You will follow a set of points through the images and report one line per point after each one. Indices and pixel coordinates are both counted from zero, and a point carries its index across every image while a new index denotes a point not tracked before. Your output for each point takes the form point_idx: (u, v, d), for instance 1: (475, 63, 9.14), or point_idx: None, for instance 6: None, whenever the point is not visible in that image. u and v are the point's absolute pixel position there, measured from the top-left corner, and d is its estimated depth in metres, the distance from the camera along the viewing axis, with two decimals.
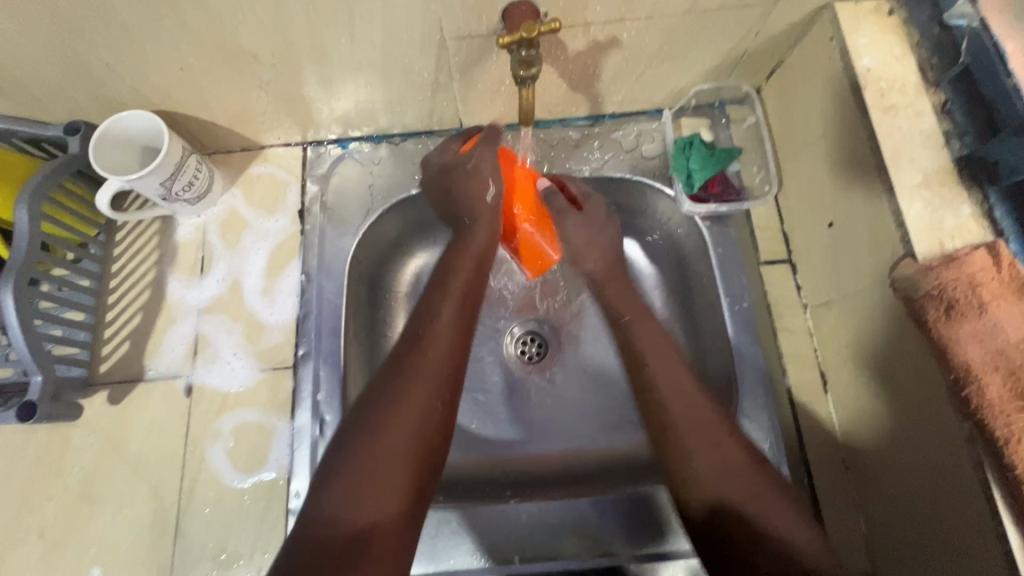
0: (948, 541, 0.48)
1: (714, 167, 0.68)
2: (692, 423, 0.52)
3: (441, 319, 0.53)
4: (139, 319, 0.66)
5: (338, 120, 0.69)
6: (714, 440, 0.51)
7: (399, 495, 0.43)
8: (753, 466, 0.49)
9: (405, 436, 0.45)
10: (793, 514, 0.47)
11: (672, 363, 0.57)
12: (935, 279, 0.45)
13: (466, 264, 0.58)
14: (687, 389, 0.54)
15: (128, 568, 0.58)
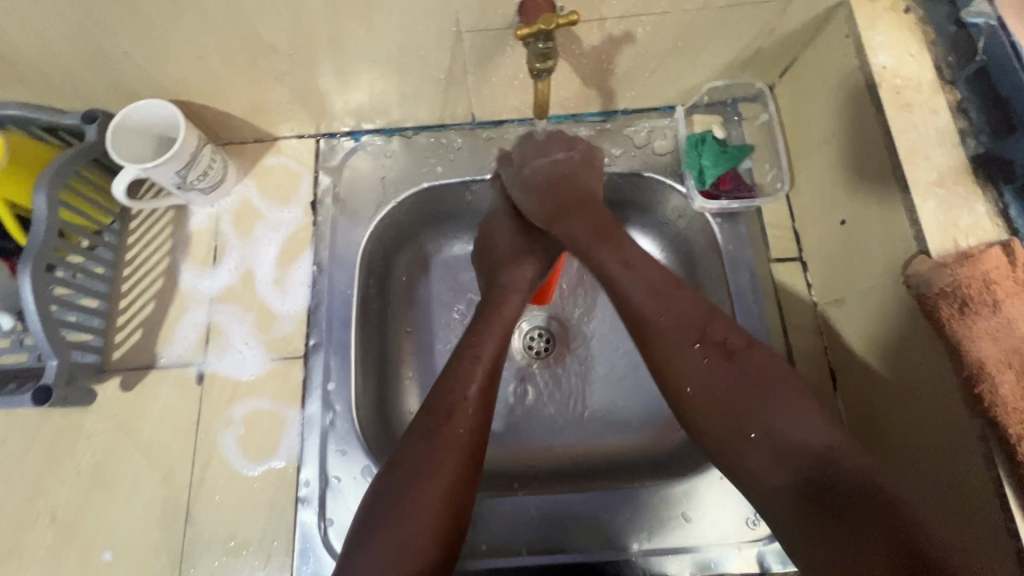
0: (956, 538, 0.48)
1: (726, 164, 0.68)
2: (664, 330, 0.51)
3: (472, 394, 0.53)
4: (152, 307, 0.67)
5: (352, 112, 0.69)
6: (693, 339, 0.50)
7: (428, 557, 0.44)
8: (741, 362, 0.48)
9: (427, 524, 0.45)
10: (799, 409, 0.45)
11: (641, 265, 0.54)
12: (950, 277, 0.45)
13: (499, 328, 0.59)
14: (669, 296, 0.52)
15: (138, 552, 0.59)
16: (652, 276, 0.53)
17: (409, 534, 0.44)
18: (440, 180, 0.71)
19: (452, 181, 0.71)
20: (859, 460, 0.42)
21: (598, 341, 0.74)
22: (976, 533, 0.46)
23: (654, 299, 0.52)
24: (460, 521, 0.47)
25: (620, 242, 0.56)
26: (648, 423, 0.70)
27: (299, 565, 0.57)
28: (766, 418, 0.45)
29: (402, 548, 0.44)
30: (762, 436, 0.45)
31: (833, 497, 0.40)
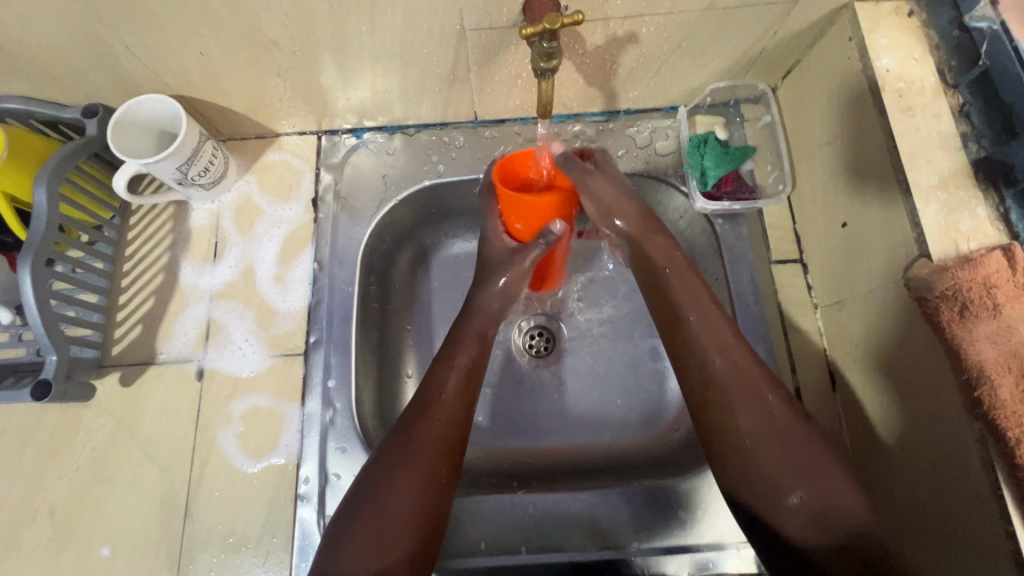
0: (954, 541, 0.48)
1: (728, 165, 0.69)
2: (733, 382, 0.50)
3: (449, 391, 0.54)
4: (151, 303, 0.67)
5: (354, 110, 0.69)
6: (759, 395, 0.49)
7: (404, 546, 0.45)
8: (799, 425, 0.48)
9: (405, 511, 0.46)
10: (848, 486, 0.45)
11: (714, 317, 0.54)
12: (950, 280, 0.46)
13: (475, 336, 0.59)
14: (738, 353, 0.52)
15: (136, 548, 0.59)
16: (726, 336, 0.53)
17: (386, 519, 0.46)
18: (441, 178, 0.71)
19: (454, 179, 0.71)
20: (893, 539, 0.42)
21: (597, 340, 0.74)
22: (974, 536, 0.46)
23: (724, 352, 0.52)
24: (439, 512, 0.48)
25: (693, 296, 0.56)
26: (647, 424, 0.70)
27: (297, 563, 0.57)
28: (818, 486, 0.45)
29: (379, 533, 0.45)
30: (804, 502, 0.45)
31: (859, 568, 0.41)
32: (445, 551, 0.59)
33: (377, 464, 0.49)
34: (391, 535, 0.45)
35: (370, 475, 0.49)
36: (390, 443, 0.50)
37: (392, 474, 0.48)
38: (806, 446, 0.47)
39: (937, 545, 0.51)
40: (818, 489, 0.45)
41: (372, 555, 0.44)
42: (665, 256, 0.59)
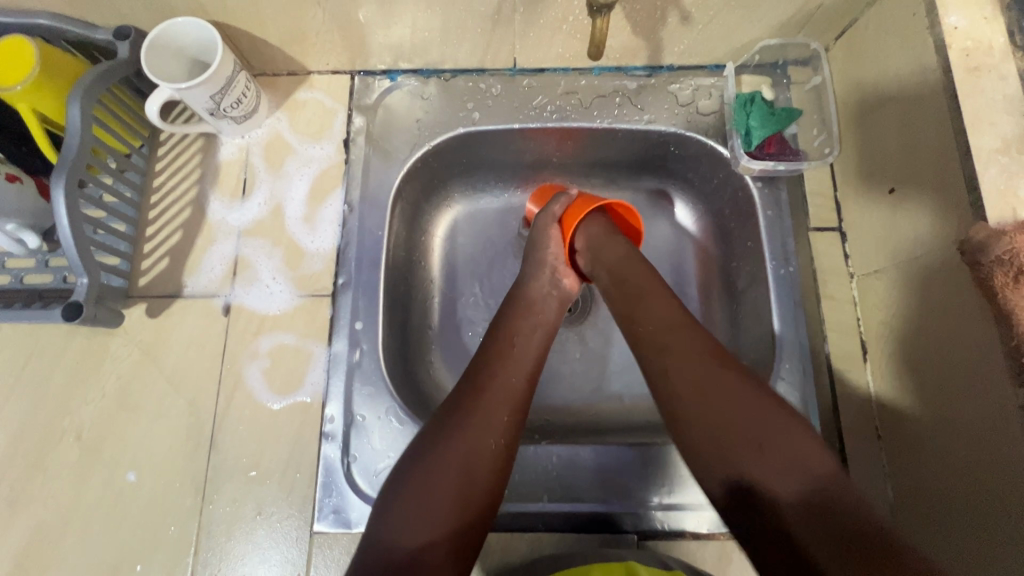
0: (986, 508, 0.48)
1: (773, 126, 0.66)
2: (681, 353, 0.49)
3: (503, 369, 0.53)
4: (178, 236, 0.66)
5: (390, 49, 0.67)
6: (684, 344, 0.49)
7: (450, 514, 0.45)
8: (745, 394, 0.46)
9: (449, 484, 0.46)
10: (791, 436, 0.43)
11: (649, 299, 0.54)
12: (1008, 245, 0.44)
13: (537, 318, 0.59)
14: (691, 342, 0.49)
15: (160, 475, 0.59)
16: (636, 271, 0.56)
17: (432, 484, 0.46)
18: (476, 126, 0.70)
19: (490, 128, 0.70)
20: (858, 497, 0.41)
21: None
22: (1006, 504, 0.46)
23: (673, 335, 0.50)
24: (491, 492, 0.48)
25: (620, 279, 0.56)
26: None
27: (321, 498, 0.58)
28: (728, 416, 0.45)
29: (427, 501, 0.45)
30: (738, 426, 0.45)
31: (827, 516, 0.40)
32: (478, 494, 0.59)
33: (431, 434, 0.49)
34: (436, 504, 0.45)
35: (420, 445, 0.49)
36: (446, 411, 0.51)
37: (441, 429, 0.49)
38: (737, 424, 0.45)
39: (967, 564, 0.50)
40: (721, 433, 0.45)
41: (423, 515, 0.45)
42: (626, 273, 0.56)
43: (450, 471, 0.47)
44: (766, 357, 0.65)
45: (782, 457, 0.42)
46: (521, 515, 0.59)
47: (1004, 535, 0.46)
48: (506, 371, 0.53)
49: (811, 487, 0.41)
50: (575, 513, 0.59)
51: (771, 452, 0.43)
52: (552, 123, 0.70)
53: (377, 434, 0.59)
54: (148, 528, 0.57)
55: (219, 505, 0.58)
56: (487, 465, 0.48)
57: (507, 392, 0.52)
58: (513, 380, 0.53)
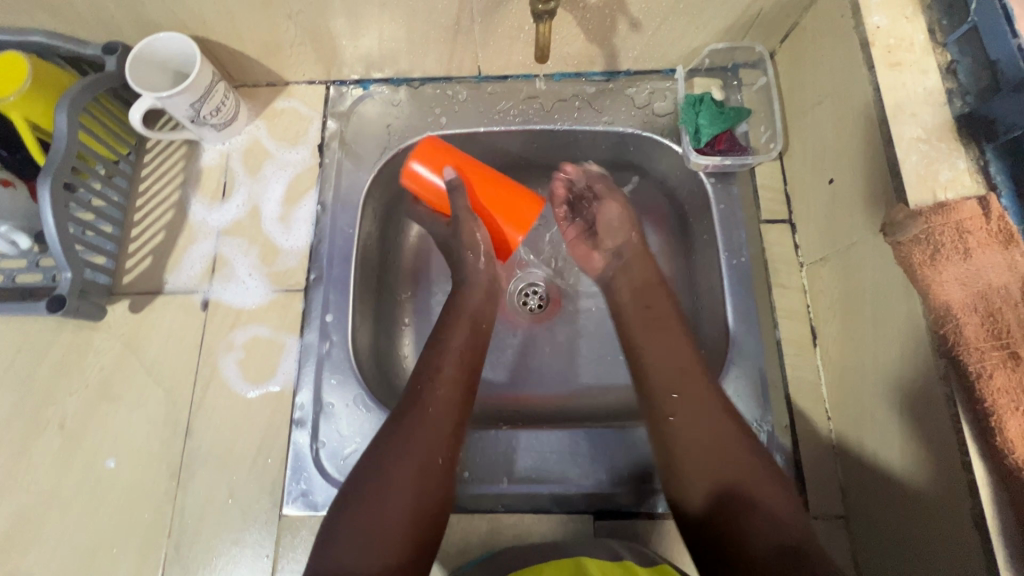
0: (916, 477, 0.50)
1: (722, 124, 0.69)
2: (688, 407, 0.54)
3: (442, 377, 0.58)
4: (161, 237, 0.70)
5: (361, 59, 0.72)
6: (688, 386, 0.56)
7: (400, 528, 0.49)
8: (737, 442, 0.52)
9: (402, 503, 0.49)
10: (774, 486, 0.49)
11: (670, 348, 0.59)
12: (924, 225, 0.47)
13: (466, 325, 0.63)
14: (693, 380, 0.56)
15: (138, 461, 0.62)
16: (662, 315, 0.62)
17: (383, 503, 0.49)
18: (443, 130, 0.74)
19: (456, 132, 0.74)
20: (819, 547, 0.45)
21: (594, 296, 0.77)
22: (929, 476, 0.48)
23: (680, 379, 0.56)
24: (439, 500, 0.52)
25: (646, 317, 0.62)
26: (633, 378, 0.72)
27: (290, 482, 0.61)
28: (724, 451, 0.51)
29: (377, 520, 0.48)
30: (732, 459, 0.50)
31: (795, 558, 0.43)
32: None
33: (377, 452, 0.52)
34: (387, 521, 0.48)
35: (367, 462, 0.52)
36: (390, 429, 0.54)
37: (388, 446, 0.52)
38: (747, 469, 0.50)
39: (904, 532, 0.52)
40: (709, 472, 0.50)
41: (377, 535, 0.47)
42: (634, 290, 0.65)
43: (399, 489, 0.50)
44: (721, 343, 0.67)
45: (764, 505, 0.48)
46: (481, 497, 0.62)
47: (929, 502, 0.48)
48: (441, 385, 0.57)
49: (778, 515, 0.47)
50: (533, 494, 0.61)
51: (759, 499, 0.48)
52: (515, 126, 0.74)
53: (345, 420, 0.62)
54: (124, 512, 0.60)
55: (192, 489, 0.61)
56: (434, 479, 0.52)
57: (444, 404, 0.56)
58: (448, 394, 0.57)
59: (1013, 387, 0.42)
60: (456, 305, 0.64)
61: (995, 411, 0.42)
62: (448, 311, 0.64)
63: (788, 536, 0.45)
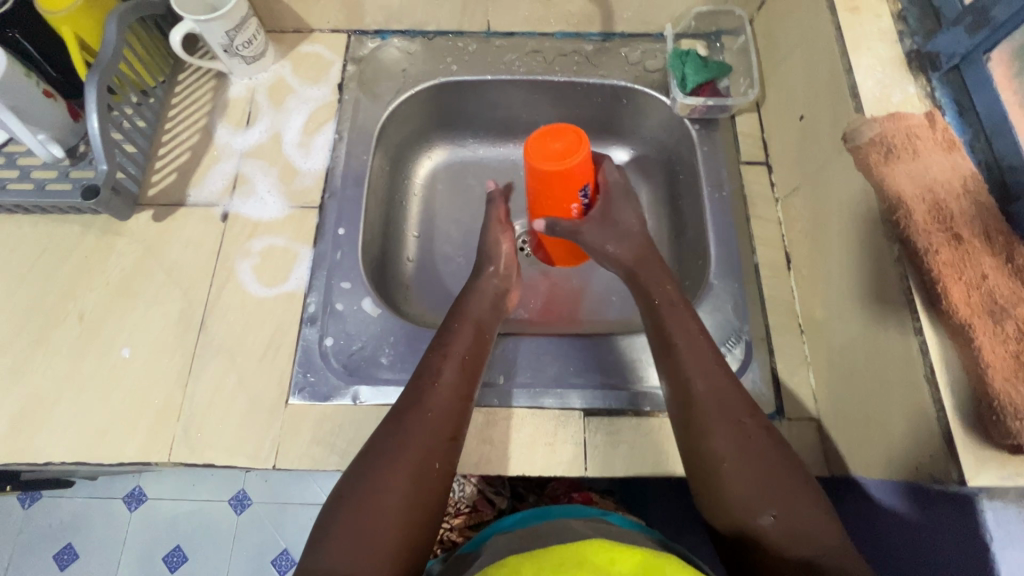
0: (880, 376, 0.54)
1: (706, 75, 0.77)
2: (717, 412, 0.54)
3: (442, 380, 0.57)
4: (187, 156, 0.75)
5: (382, 9, 0.79)
6: (715, 384, 0.55)
7: (392, 534, 0.47)
8: (771, 460, 0.50)
9: (395, 506, 0.48)
10: (806, 506, 0.48)
11: (692, 338, 0.59)
12: (879, 129, 0.54)
13: (470, 330, 0.63)
14: (712, 371, 0.56)
15: (154, 352, 0.65)
16: (677, 297, 0.63)
17: (375, 502, 0.48)
18: (453, 76, 0.81)
19: (466, 79, 0.81)
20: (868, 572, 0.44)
21: None
22: (891, 371, 0.52)
23: (703, 377, 0.56)
24: (432, 503, 0.51)
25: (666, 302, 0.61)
26: (616, 314, 0.80)
27: (298, 374, 0.64)
28: (751, 465, 0.50)
29: (368, 522, 0.47)
30: (760, 475, 0.50)
31: None
32: None
33: (371, 452, 0.52)
34: (378, 525, 0.47)
35: (362, 462, 0.51)
36: (388, 427, 0.53)
37: (383, 448, 0.51)
38: (772, 485, 0.49)
39: (871, 418, 0.56)
40: (741, 481, 0.50)
41: (367, 540, 0.46)
42: (654, 284, 0.64)
43: (397, 487, 0.49)
44: (704, 269, 0.73)
45: (796, 527, 0.46)
46: (483, 394, 0.64)
47: (894, 386, 0.52)
48: (441, 391, 0.56)
49: (811, 541, 0.45)
50: (532, 391, 0.65)
51: (788, 521, 0.47)
52: (520, 76, 0.81)
53: (353, 319, 0.67)
54: (136, 397, 0.63)
55: (203, 378, 0.63)
56: (429, 482, 0.51)
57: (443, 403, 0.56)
58: (449, 398, 0.56)
59: (954, 261, 0.47)
60: (460, 314, 0.65)
61: (942, 280, 0.47)
62: (453, 316, 0.65)
63: (809, 555, 0.45)
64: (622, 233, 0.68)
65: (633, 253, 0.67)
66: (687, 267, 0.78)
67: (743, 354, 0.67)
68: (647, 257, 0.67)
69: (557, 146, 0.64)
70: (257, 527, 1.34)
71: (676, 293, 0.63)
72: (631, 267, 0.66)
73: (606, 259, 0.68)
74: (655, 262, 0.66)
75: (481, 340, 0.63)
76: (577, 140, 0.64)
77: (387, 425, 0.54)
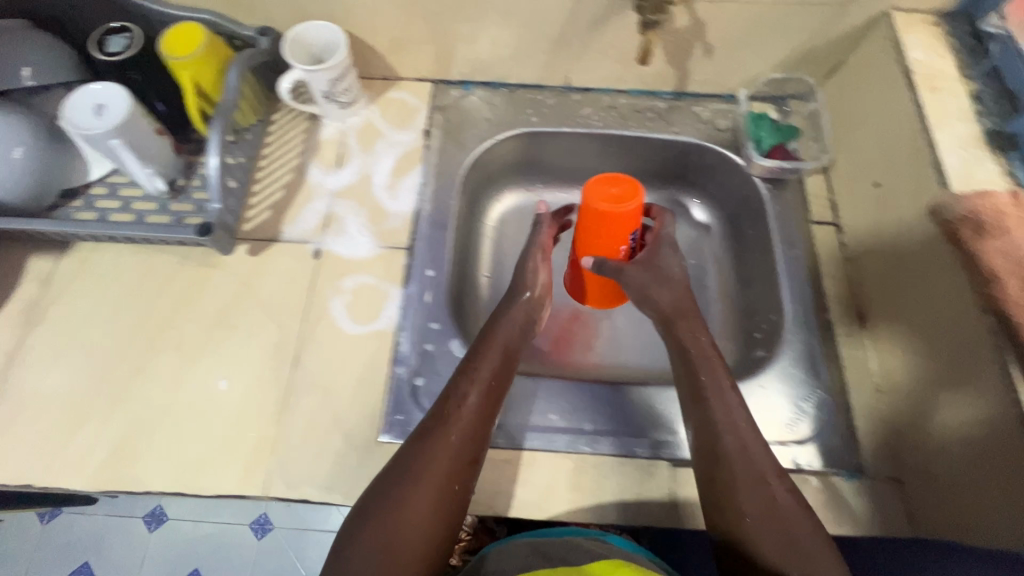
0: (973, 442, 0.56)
1: (779, 139, 0.82)
2: (743, 459, 0.56)
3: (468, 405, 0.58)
4: (281, 194, 0.78)
5: (470, 63, 0.84)
6: (732, 428, 0.58)
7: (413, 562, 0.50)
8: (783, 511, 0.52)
9: (417, 534, 0.51)
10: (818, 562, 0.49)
11: (722, 385, 0.60)
12: (967, 205, 0.57)
13: (498, 351, 0.63)
14: (731, 417, 0.58)
15: (250, 385, 0.66)
16: (712, 347, 0.64)
17: (396, 528, 0.50)
18: (533, 127, 0.85)
19: (545, 130, 0.85)
20: None
21: None
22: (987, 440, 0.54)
23: (728, 425, 0.58)
24: (449, 530, 0.53)
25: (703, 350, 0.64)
26: None
27: (390, 413, 0.65)
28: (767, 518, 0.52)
29: (389, 547, 0.50)
30: (766, 524, 0.52)
31: None
32: (534, 420, 0.67)
33: (394, 473, 0.54)
34: (400, 554, 0.50)
35: (385, 479, 0.54)
36: (410, 447, 0.55)
37: (402, 469, 0.54)
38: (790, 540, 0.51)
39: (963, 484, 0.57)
40: (758, 532, 0.52)
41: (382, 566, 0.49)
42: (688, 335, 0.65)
43: (418, 515, 0.51)
44: (777, 324, 0.75)
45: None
46: (570, 440, 0.66)
47: (992, 455, 0.53)
48: (464, 415, 0.57)
49: None
50: (618, 439, 0.66)
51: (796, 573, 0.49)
52: (596, 129, 0.85)
53: (443, 360, 0.69)
54: (232, 430, 0.64)
55: (298, 413, 0.65)
56: (447, 510, 0.53)
57: (464, 422, 0.57)
58: (469, 426, 0.57)
59: None
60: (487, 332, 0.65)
61: None
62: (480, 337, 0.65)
63: None
64: (662, 279, 0.70)
65: (667, 303, 0.68)
66: (756, 319, 0.80)
67: (822, 411, 0.69)
68: (681, 305, 0.68)
69: (615, 191, 0.69)
70: (279, 554, 1.33)
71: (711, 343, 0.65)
72: (665, 317, 0.68)
73: (643, 301, 0.70)
74: (688, 312, 0.68)
75: (507, 362, 0.63)
76: (632, 189, 0.69)
77: (411, 446, 0.55)
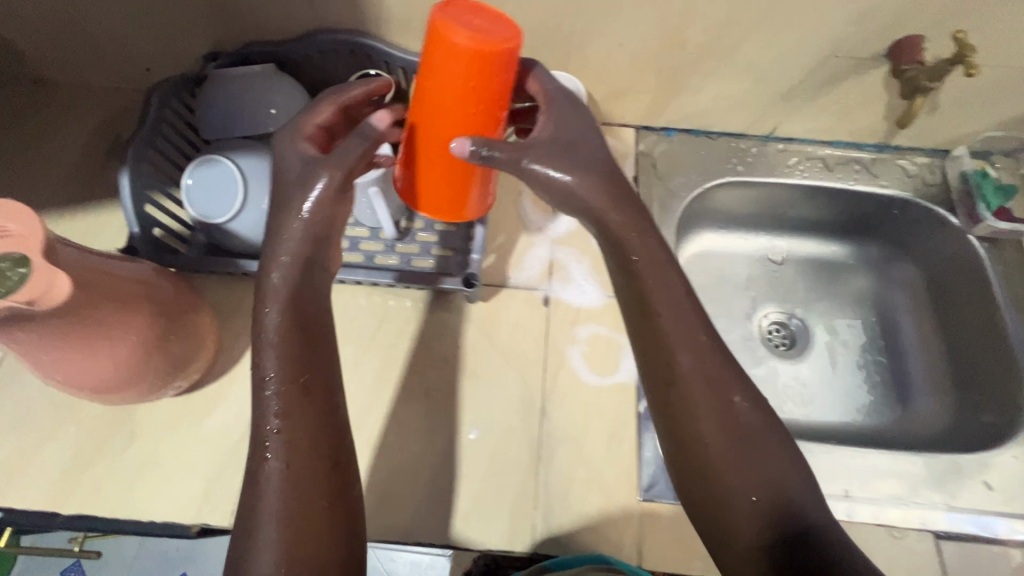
0: None
1: (1004, 198, 0.80)
2: (710, 386, 0.54)
3: (272, 325, 0.52)
4: (503, 238, 0.79)
5: (682, 111, 0.84)
6: (697, 342, 0.55)
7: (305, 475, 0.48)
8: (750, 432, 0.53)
9: (301, 455, 0.48)
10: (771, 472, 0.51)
11: (671, 297, 0.56)
12: None
13: (296, 247, 0.54)
14: (693, 336, 0.55)
15: (502, 435, 0.67)
16: (655, 242, 0.58)
17: (293, 452, 0.48)
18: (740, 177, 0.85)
19: (751, 180, 0.85)
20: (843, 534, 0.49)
21: (841, 345, 0.89)
22: None
23: (684, 344, 0.55)
24: (320, 443, 0.50)
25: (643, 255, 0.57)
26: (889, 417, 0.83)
27: (644, 471, 0.65)
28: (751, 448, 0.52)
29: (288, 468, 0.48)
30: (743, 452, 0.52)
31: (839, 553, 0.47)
32: None
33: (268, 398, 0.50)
34: (302, 472, 0.48)
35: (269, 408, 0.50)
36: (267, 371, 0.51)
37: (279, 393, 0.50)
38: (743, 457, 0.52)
39: None
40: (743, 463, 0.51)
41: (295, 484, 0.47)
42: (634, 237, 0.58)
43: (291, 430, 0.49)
44: (1011, 388, 0.74)
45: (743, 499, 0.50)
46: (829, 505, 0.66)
47: None
48: (277, 319, 0.52)
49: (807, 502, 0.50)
50: (880, 506, 0.65)
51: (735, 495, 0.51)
52: (802, 181, 0.85)
53: None
54: (492, 482, 0.64)
55: (554, 466, 0.65)
56: (310, 421, 0.50)
57: (284, 360, 0.51)
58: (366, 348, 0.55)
59: None
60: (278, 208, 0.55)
61: None
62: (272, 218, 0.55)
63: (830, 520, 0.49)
64: (577, 158, 0.58)
65: (591, 184, 0.57)
66: (974, 379, 0.79)
67: None
68: (616, 182, 0.59)
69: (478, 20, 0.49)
70: None
71: (657, 243, 0.58)
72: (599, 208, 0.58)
73: (569, 198, 0.58)
74: (623, 191, 0.59)
75: (321, 243, 0.56)
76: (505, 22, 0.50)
77: (254, 397, 0.51)
